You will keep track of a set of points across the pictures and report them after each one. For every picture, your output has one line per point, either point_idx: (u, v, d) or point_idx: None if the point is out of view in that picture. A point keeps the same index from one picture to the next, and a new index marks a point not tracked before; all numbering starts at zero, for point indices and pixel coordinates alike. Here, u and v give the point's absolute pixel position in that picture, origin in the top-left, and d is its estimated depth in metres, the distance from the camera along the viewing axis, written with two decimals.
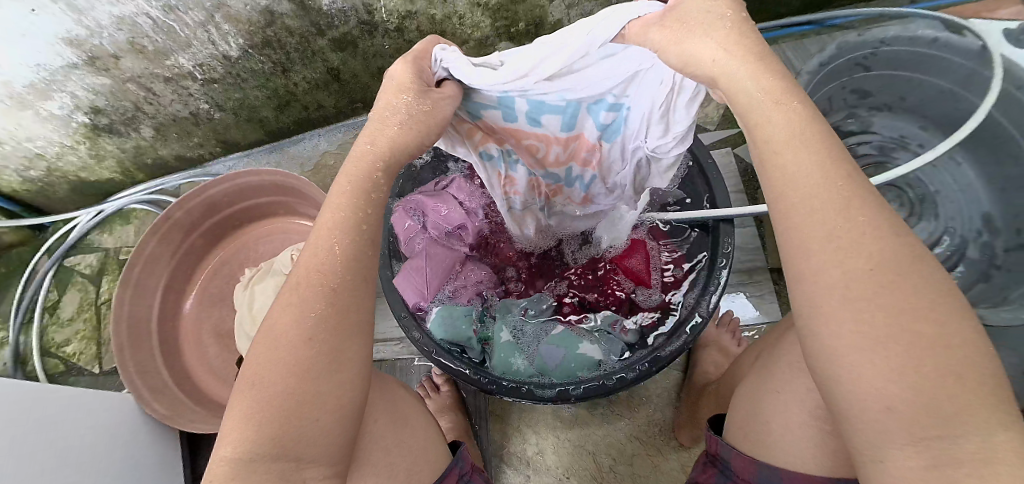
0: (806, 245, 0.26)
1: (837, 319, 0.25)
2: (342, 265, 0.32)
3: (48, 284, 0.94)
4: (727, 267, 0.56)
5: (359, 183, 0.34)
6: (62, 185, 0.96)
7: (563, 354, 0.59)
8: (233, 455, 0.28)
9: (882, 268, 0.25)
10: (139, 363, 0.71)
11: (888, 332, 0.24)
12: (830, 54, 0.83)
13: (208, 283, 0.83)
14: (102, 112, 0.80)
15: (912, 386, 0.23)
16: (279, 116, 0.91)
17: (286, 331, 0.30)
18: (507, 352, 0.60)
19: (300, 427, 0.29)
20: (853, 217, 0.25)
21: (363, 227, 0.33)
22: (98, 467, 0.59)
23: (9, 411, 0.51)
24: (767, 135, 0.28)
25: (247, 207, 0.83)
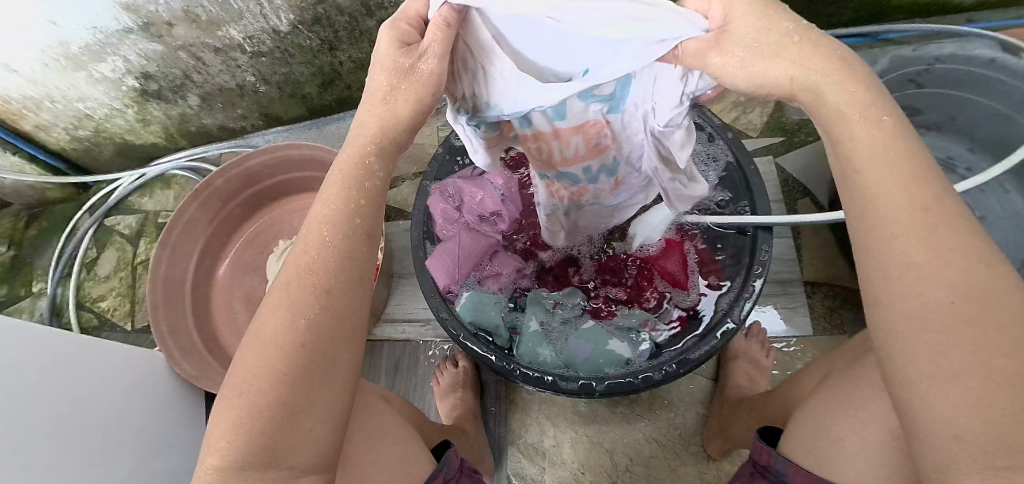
0: (885, 271, 0.24)
1: (913, 348, 0.23)
2: (331, 265, 0.31)
3: (88, 241, 0.97)
4: (764, 275, 0.54)
5: (349, 175, 0.33)
6: (107, 147, 0.99)
7: (591, 349, 0.59)
8: (218, 465, 0.29)
9: (969, 299, 0.22)
10: (171, 323, 0.73)
11: (967, 364, 0.22)
12: (880, 64, 0.81)
13: (242, 252, 0.85)
14: (152, 78, 0.83)
15: (994, 419, 0.21)
16: (322, 94, 0.91)
17: (276, 335, 0.30)
18: (535, 343, 0.60)
19: (291, 434, 0.29)
20: (937, 245, 0.23)
21: (355, 218, 0.32)
22: (123, 418, 0.60)
23: (47, 357, 0.53)
24: (848, 152, 0.26)
25: (285, 181, 0.84)
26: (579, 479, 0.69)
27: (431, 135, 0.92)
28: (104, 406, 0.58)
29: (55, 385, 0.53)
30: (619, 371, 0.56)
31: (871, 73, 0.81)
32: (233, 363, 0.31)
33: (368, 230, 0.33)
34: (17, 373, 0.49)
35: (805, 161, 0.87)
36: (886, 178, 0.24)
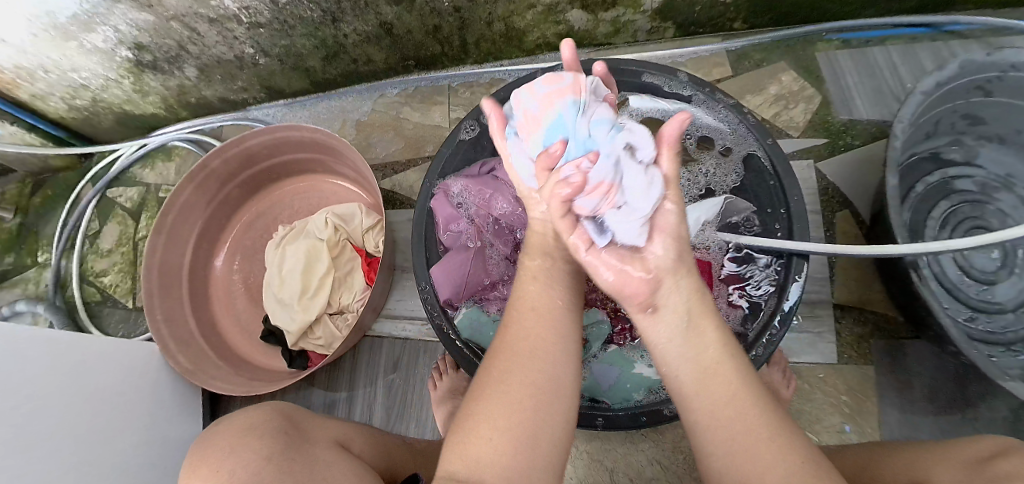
0: (711, 404, 0.32)
1: (761, 461, 0.28)
2: (548, 329, 0.36)
3: (89, 213, 0.95)
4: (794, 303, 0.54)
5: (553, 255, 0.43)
6: (107, 116, 0.95)
7: (616, 374, 0.58)
8: (464, 469, 0.30)
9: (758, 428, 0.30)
10: (167, 310, 0.71)
11: (774, 437, 0.29)
12: (950, 74, 0.64)
13: (243, 234, 0.82)
14: (146, 48, 0.77)
15: (795, 459, 0.28)
16: (325, 67, 0.83)
17: (517, 363, 0.33)
18: None
19: (493, 444, 0.30)
20: (739, 392, 0.32)
21: (563, 271, 0.42)
22: (125, 421, 0.61)
23: (43, 370, 0.53)
24: (699, 330, 0.36)
25: (285, 163, 0.80)
26: None
27: (439, 119, 0.84)
28: (87, 403, 0.57)
29: (42, 389, 0.52)
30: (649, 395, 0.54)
31: (938, 86, 0.63)
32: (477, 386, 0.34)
33: (565, 310, 0.38)
34: (17, 392, 0.49)
35: (852, 166, 0.76)
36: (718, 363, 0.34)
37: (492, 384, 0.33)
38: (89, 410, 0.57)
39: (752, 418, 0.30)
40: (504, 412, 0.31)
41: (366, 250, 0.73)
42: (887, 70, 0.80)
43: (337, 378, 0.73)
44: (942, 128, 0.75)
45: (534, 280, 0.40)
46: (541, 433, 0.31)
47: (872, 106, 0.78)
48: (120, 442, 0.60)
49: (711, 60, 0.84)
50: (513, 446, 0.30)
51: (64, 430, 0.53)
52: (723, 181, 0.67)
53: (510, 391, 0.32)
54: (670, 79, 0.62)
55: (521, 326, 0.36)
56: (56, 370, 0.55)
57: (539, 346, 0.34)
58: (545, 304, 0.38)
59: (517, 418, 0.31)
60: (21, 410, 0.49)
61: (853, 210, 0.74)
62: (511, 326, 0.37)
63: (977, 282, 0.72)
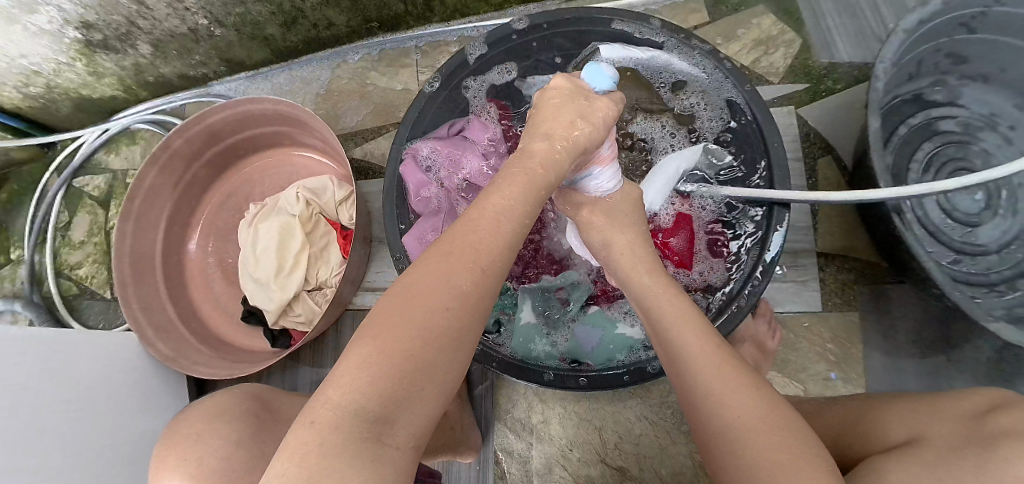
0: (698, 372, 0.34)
1: (737, 417, 0.30)
2: (490, 252, 0.29)
3: (58, 206, 0.92)
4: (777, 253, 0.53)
5: (543, 168, 0.35)
6: (64, 103, 0.91)
7: (598, 335, 0.57)
8: (339, 402, 0.23)
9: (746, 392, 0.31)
10: (143, 298, 0.70)
11: (752, 396, 0.31)
12: (931, 11, 0.61)
13: (214, 215, 0.80)
14: (95, 27, 0.73)
15: (767, 411, 0.30)
16: (286, 34, 0.79)
17: (450, 284, 0.27)
18: (528, 335, 0.56)
19: (407, 387, 0.24)
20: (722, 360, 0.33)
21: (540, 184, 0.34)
22: (110, 413, 0.61)
23: (25, 367, 0.52)
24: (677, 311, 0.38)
25: (251, 138, 0.77)
26: (568, 456, 0.65)
27: (410, 83, 0.81)
28: (63, 395, 0.55)
29: (26, 385, 0.51)
30: (630, 355, 0.54)
31: (920, 23, 0.60)
32: (385, 300, 0.27)
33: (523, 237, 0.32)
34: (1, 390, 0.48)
35: (834, 112, 0.74)
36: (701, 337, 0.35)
37: (385, 315, 0.26)
38: (67, 402, 0.55)
39: (729, 382, 0.32)
40: (378, 350, 0.24)
41: (341, 222, 0.71)
42: (867, 9, 0.77)
43: (323, 354, 0.73)
44: (926, 68, 0.73)
45: (513, 190, 0.33)
46: (443, 376, 0.26)
47: (852, 47, 0.76)
48: (106, 433, 0.59)
49: (687, 6, 0.80)
50: (384, 400, 0.23)
51: (51, 425, 0.53)
52: (709, 125, 0.64)
53: (395, 324, 0.25)
54: (644, 26, 0.59)
55: (469, 238, 0.29)
56: (37, 367, 0.54)
57: (445, 275, 0.27)
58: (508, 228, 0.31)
59: (397, 355, 0.24)
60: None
61: (837, 155, 0.73)
62: (450, 233, 0.30)
63: (961, 224, 0.72)
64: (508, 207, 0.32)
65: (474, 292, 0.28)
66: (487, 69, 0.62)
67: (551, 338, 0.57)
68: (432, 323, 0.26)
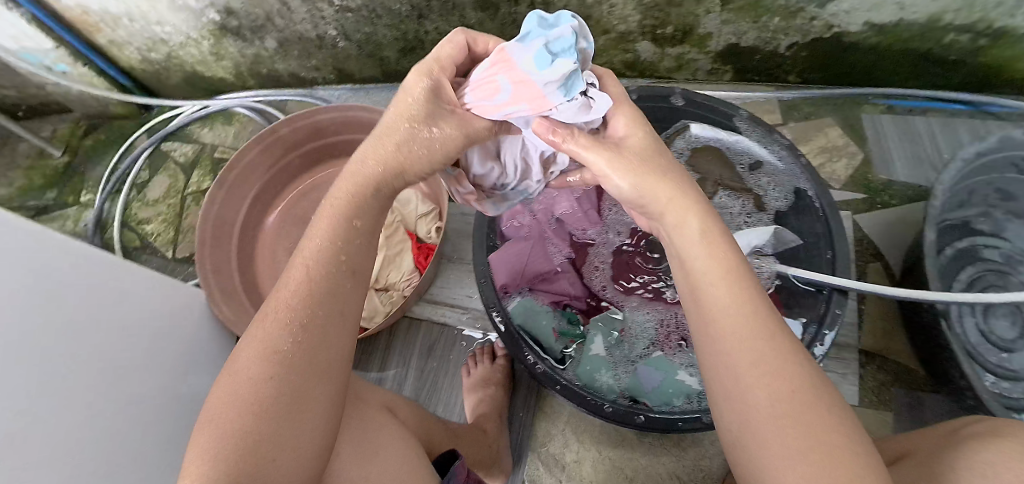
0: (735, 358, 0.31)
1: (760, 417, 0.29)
2: (303, 298, 0.32)
3: (142, 163, 0.97)
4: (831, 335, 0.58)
5: (346, 199, 0.37)
6: (176, 73, 0.99)
7: (659, 379, 0.59)
8: None
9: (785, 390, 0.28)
10: (216, 261, 0.74)
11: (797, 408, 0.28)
12: (990, 146, 0.68)
13: (295, 203, 0.84)
14: (234, 14, 0.81)
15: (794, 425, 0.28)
16: (400, 59, 0.88)
17: (256, 356, 0.30)
18: (595, 366, 0.59)
19: (262, 460, 0.27)
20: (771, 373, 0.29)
21: (355, 220, 0.36)
22: (157, 362, 0.57)
23: (76, 295, 0.49)
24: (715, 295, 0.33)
25: (350, 142, 0.82)
26: None
27: None
28: (110, 327, 0.51)
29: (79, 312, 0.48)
30: (688, 403, 0.55)
31: (977, 155, 0.67)
32: (212, 392, 0.30)
33: (350, 268, 0.35)
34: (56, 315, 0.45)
35: (887, 224, 0.80)
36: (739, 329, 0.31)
37: (223, 395, 0.30)
38: (120, 337, 0.52)
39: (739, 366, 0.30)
40: (220, 428, 0.28)
41: (417, 236, 0.75)
42: (927, 138, 0.84)
43: (371, 353, 0.74)
44: (976, 198, 0.79)
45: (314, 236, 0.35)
46: (285, 437, 0.29)
47: (909, 170, 0.83)
48: (149, 381, 0.55)
49: (761, 107, 0.88)
50: (251, 454, 0.27)
51: (102, 360, 0.48)
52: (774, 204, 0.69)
53: (229, 404, 0.29)
54: (731, 115, 0.68)
55: (274, 303, 0.32)
56: (86, 295, 0.50)
57: (263, 348, 0.30)
58: (311, 272, 0.33)
59: (238, 435, 0.28)
60: (51, 325, 0.44)
61: (886, 263, 0.78)
62: (264, 306, 0.33)
63: (998, 347, 0.75)
64: (321, 276, 0.33)
65: (308, 376, 0.30)
66: None
67: (614, 371, 0.60)
68: (261, 418, 0.28)
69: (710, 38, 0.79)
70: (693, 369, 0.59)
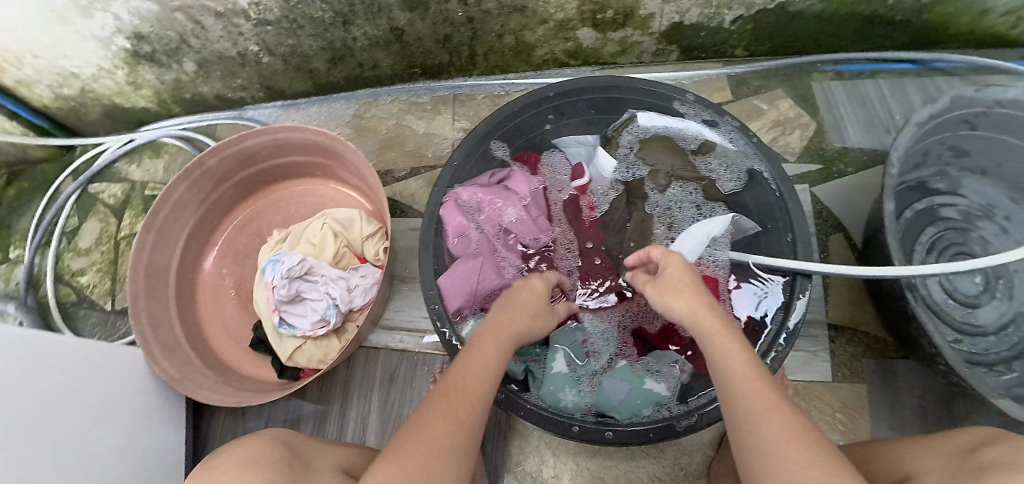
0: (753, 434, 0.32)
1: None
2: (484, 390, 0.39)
3: (69, 209, 0.90)
4: (794, 325, 0.53)
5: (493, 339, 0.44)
6: (95, 108, 0.91)
7: (627, 389, 0.57)
8: None
9: (805, 445, 0.29)
10: (151, 313, 0.68)
11: (786, 446, 0.30)
12: (941, 107, 0.65)
13: (233, 237, 0.79)
14: (146, 39, 0.74)
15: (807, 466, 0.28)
16: (330, 69, 0.82)
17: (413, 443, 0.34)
18: (559, 384, 0.56)
19: None
20: (775, 422, 0.31)
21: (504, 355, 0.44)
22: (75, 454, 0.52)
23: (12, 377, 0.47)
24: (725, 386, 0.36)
25: (284, 165, 0.77)
26: None
27: (444, 128, 0.83)
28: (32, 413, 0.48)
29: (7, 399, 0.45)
30: (655, 411, 0.54)
31: (931, 117, 0.65)
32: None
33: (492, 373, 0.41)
34: None
35: (844, 192, 0.78)
36: (771, 419, 0.32)
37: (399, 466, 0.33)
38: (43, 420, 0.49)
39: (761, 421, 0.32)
40: (398, 469, 0.32)
41: (366, 258, 0.71)
42: (877, 101, 0.82)
43: (331, 387, 0.71)
44: (930, 159, 0.77)
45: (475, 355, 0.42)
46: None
47: (862, 135, 0.80)
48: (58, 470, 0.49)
49: (711, 83, 0.84)
50: None
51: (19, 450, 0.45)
52: (728, 185, 0.65)
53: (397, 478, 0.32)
54: (675, 98, 0.60)
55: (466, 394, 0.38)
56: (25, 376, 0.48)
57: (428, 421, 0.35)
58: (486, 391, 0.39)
59: None
60: None
61: (847, 233, 0.76)
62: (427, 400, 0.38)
63: (962, 305, 0.74)
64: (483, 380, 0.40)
65: (427, 452, 0.33)
66: (530, 127, 0.64)
67: (578, 389, 0.57)
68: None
69: (654, 18, 0.73)
70: (659, 375, 0.58)
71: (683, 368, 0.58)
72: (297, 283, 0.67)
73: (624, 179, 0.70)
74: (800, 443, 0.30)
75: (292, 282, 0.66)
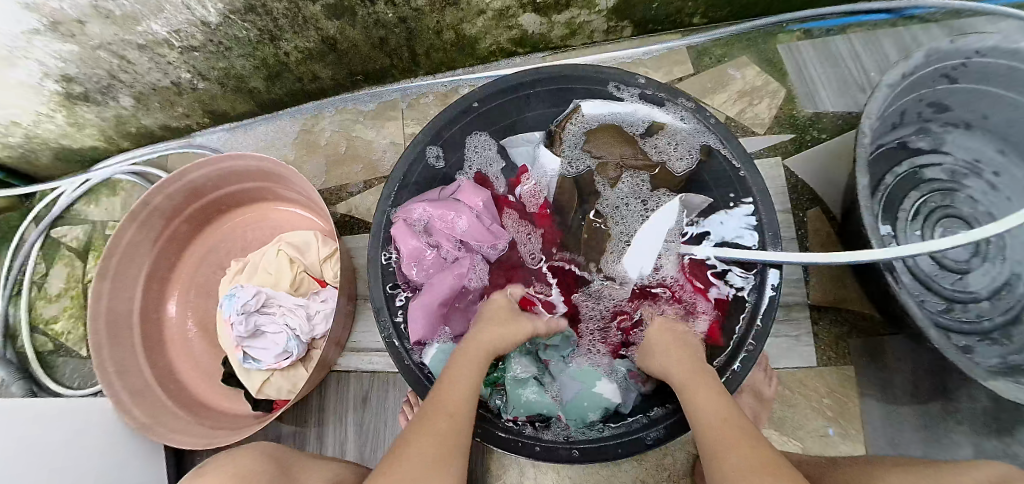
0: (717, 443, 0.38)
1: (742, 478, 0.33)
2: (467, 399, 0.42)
3: (34, 258, 0.89)
4: (763, 324, 0.52)
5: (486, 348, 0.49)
6: (44, 152, 0.88)
7: (578, 388, 0.58)
8: None
9: (758, 450, 0.35)
10: (117, 361, 0.67)
11: (744, 448, 0.36)
12: (915, 64, 0.60)
13: (194, 271, 0.78)
14: (75, 81, 0.70)
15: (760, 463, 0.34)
16: (269, 87, 0.78)
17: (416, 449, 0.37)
18: (519, 385, 0.57)
19: None
20: (737, 434, 0.37)
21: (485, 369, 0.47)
22: None
23: None
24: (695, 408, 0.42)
25: (234, 194, 0.75)
26: None
27: (395, 136, 0.81)
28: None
29: None
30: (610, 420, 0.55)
31: (903, 77, 0.60)
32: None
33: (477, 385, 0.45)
34: None
35: (819, 162, 0.73)
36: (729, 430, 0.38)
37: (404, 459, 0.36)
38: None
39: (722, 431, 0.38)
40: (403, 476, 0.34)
41: (326, 281, 0.70)
42: (849, 59, 0.77)
43: (306, 417, 0.70)
44: (910, 117, 0.72)
45: (466, 365, 0.46)
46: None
47: (836, 97, 0.75)
48: None
49: (669, 58, 0.79)
50: None
51: None
52: (679, 165, 0.62)
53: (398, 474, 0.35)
54: (622, 83, 0.56)
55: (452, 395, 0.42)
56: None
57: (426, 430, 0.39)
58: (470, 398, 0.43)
59: None
60: None
61: (825, 206, 0.72)
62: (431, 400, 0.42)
63: (951, 271, 0.70)
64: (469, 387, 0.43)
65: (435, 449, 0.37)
66: (473, 130, 0.61)
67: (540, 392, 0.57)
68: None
69: None
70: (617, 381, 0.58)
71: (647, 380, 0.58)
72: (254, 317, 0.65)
73: (568, 174, 0.67)
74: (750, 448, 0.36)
75: (249, 317, 0.65)
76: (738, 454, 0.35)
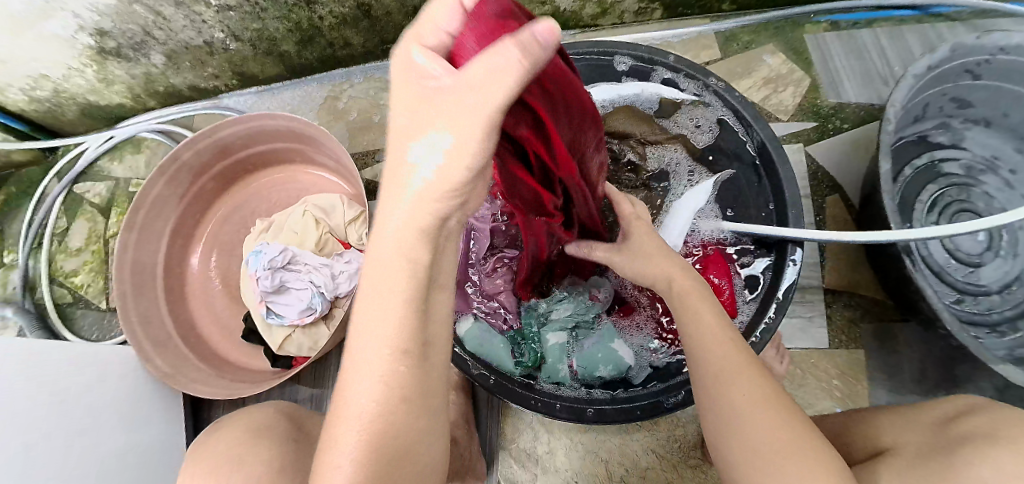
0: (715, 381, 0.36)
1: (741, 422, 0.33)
2: (411, 331, 0.24)
3: (56, 211, 0.90)
4: (785, 297, 0.53)
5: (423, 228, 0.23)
6: (70, 107, 0.88)
7: (594, 344, 0.59)
8: None
9: (769, 398, 0.33)
10: (142, 311, 0.68)
11: (752, 392, 0.34)
12: (940, 56, 0.61)
13: (219, 230, 0.79)
14: (109, 35, 0.71)
15: (764, 409, 0.33)
16: (301, 51, 0.79)
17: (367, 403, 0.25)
18: (551, 355, 0.58)
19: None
20: (741, 373, 0.35)
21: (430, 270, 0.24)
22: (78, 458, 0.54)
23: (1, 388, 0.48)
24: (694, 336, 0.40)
25: (263, 154, 0.76)
26: None
27: None
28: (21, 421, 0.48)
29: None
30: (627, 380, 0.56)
31: (930, 69, 0.61)
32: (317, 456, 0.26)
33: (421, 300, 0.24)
34: None
35: (839, 151, 0.75)
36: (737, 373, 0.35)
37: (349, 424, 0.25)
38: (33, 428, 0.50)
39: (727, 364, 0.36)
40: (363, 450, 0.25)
41: (350, 243, 0.70)
42: (874, 52, 0.78)
43: (325, 374, 0.71)
44: (931, 111, 0.73)
45: (394, 274, 0.24)
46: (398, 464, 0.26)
47: (859, 88, 0.76)
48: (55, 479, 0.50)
49: (697, 42, 0.81)
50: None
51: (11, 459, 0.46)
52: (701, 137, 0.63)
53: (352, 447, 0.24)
54: (653, 59, 0.58)
55: (378, 342, 0.24)
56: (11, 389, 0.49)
57: (363, 381, 0.25)
58: (402, 339, 0.24)
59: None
60: None
61: (844, 193, 0.74)
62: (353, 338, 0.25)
63: (963, 264, 0.72)
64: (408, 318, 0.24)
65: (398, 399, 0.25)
66: None
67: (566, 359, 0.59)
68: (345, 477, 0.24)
69: None
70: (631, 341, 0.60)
71: (664, 347, 0.59)
72: (278, 275, 0.66)
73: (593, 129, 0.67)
74: (761, 393, 0.33)
75: (273, 275, 0.66)
76: (742, 389, 0.34)
